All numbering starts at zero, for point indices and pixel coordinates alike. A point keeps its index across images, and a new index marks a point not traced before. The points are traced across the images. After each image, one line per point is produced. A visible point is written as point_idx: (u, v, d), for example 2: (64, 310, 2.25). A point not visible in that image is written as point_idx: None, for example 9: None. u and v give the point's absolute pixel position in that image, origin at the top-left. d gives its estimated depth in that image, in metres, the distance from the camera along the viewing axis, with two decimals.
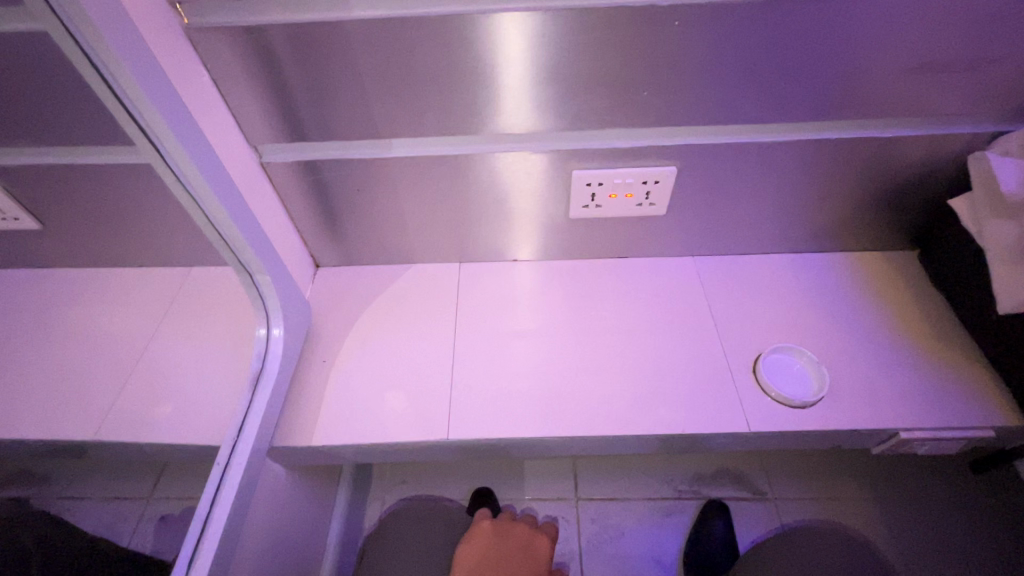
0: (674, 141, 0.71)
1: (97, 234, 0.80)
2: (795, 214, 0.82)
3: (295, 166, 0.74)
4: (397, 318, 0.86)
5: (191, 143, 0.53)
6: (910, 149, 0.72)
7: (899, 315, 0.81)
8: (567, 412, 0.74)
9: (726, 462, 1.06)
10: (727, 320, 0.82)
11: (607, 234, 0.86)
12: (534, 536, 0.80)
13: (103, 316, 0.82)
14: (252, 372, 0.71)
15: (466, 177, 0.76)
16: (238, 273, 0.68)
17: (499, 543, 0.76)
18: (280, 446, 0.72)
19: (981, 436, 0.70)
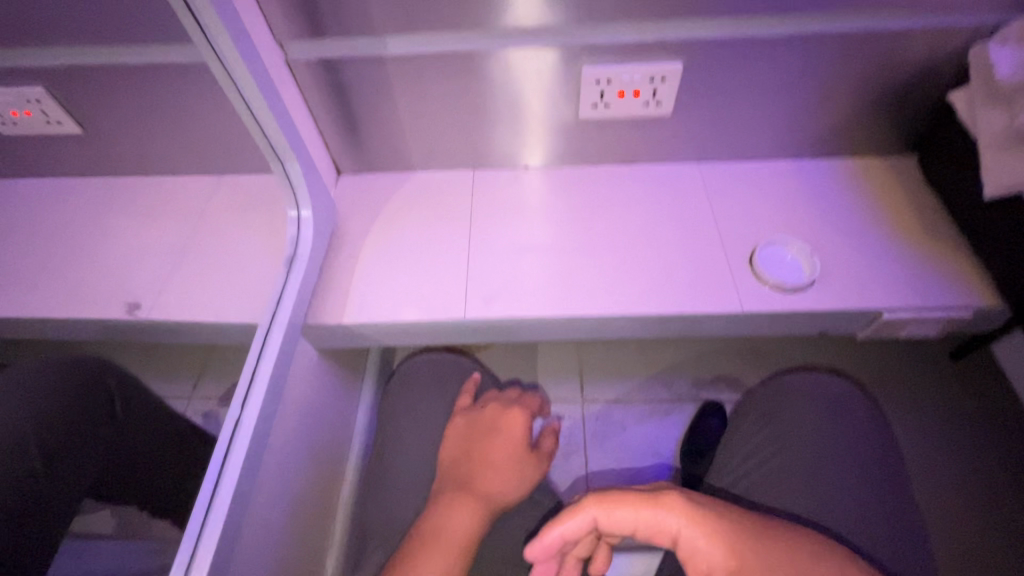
0: (680, 36, 0.73)
1: (132, 139, 0.85)
2: (798, 116, 0.85)
3: (316, 64, 0.78)
4: (416, 217, 0.91)
5: (228, 19, 0.56)
6: (915, 43, 0.74)
7: (891, 212, 0.85)
8: (574, 296, 0.81)
9: (724, 368, 1.11)
10: (727, 217, 0.87)
11: (613, 137, 0.89)
12: (505, 413, 0.66)
13: (142, 220, 0.88)
14: (286, 254, 0.77)
15: (481, 73, 0.79)
16: (270, 161, 0.73)
17: (473, 437, 0.65)
18: (313, 323, 0.80)
19: (957, 315, 0.76)
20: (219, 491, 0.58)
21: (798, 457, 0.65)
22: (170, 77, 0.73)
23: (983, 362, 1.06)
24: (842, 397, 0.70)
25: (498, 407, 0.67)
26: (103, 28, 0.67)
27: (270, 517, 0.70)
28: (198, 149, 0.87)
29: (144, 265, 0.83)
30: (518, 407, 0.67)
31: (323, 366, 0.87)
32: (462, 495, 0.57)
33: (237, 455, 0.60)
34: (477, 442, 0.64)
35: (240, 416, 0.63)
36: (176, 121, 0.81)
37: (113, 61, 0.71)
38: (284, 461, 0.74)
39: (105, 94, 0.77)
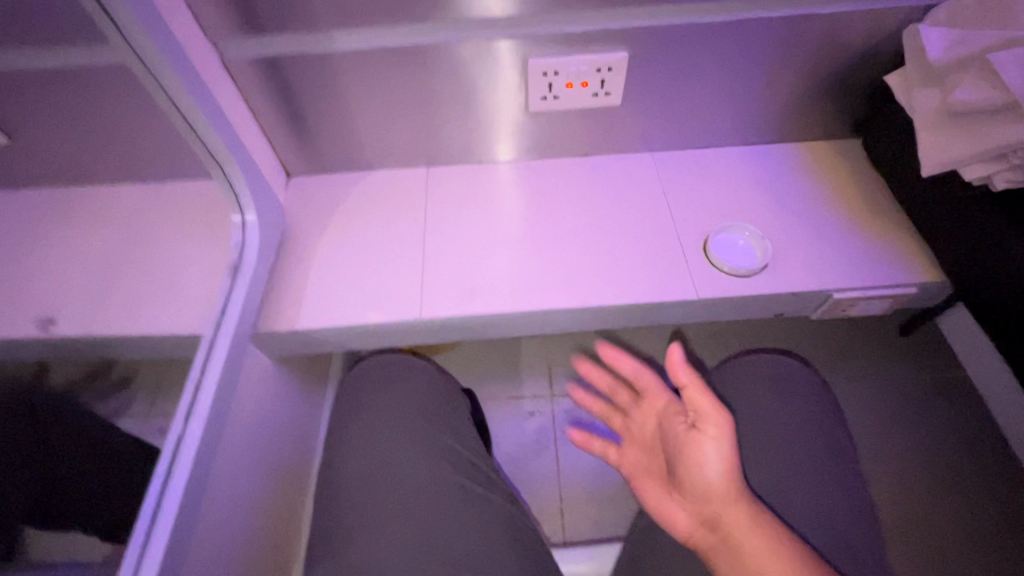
0: (624, 25, 0.73)
1: (60, 147, 0.81)
2: (745, 103, 0.86)
3: (255, 63, 0.75)
4: (368, 217, 0.89)
5: (148, 18, 0.54)
6: (851, 27, 0.75)
7: (838, 194, 0.87)
8: (531, 291, 0.80)
9: (688, 356, 1.13)
10: (680, 205, 0.87)
11: (566, 128, 0.89)
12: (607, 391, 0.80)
13: (72, 233, 0.83)
14: (232, 260, 0.75)
15: (426, 68, 0.78)
16: (209, 165, 0.70)
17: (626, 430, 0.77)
18: (263, 331, 0.77)
19: (901, 291, 0.79)
20: (160, 513, 0.56)
21: (750, 440, 0.66)
22: (95, 80, 0.70)
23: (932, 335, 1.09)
24: (792, 379, 0.70)
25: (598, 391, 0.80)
26: (16, 30, 0.63)
27: (223, 533, 0.68)
28: (133, 155, 0.83)
29: (77, 279, 0.79)
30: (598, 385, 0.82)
31: (280, 374, 0.85)
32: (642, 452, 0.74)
33: (180, 474, 0.58)
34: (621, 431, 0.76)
35: (183, 432, 0.61)
36: (108, 127, 0.77)
37: (29, 64, 0.67)
38: (238, 474, 0.72)
39: (25, 100, 0.72)
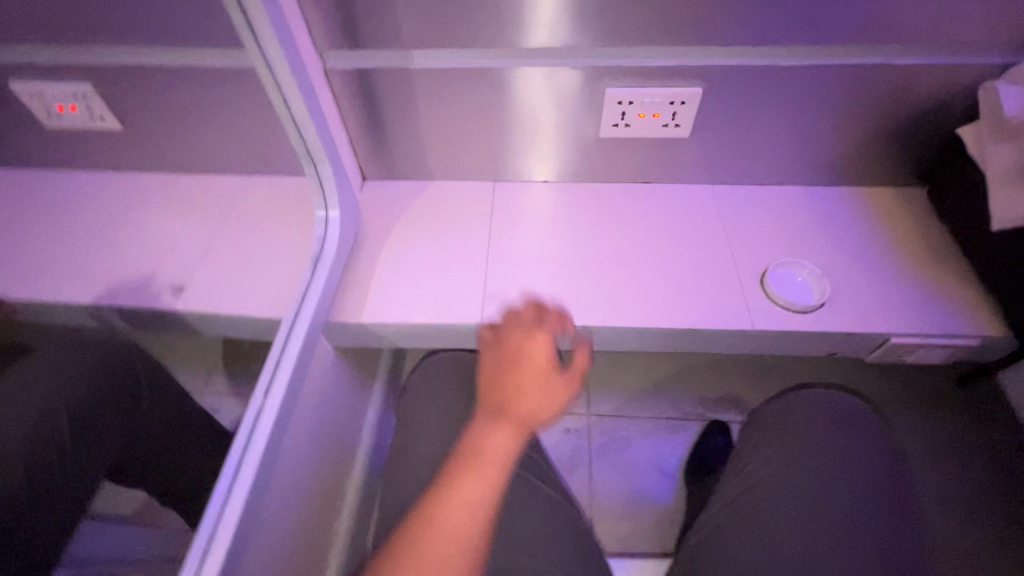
0: (701, 62, 0.77)
1: (168, 138, 0.89)
2: (810, 144, 0.88)
3: (352, 74, 0.81)
4: (436, 224, 0.94)
5: (279, 28, 0.60)
6: (925, 80, 0.77)
7: (899, 240, 0.87)
8: (588, 307, 0.83)
9: (730, 390, 1.12)
10: (739, 237, 0.89)
11: (632, 155, 0.92)
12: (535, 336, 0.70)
13: (167, 217, 0.91)
14: (313, 252, 0.80)
15: (507, 89, 0.82)
16: (304, 163, 0.76)
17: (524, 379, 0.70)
18: (334, 321, 0.82)
19: (964, 341, 0.78)
20: (240, 475, 0.59)
21: (806, 472, 0.65)
22: (213, 79, 0.77)
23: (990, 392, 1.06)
24: (849, 416, 0.70)
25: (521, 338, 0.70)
26: (156, 30, 0.71)
27: (279, 508, 0.71)
28: (229, 150, 0.90)
29: (169, 257, 0.86)
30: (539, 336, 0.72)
31: (340, 364, 0.89)
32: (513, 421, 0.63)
33: (258, 444, 0.62)
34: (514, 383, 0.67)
35: (261, 406, 0.65)
36: (214, 122, 0.85)
37: (161, 61, 0.75)
38: (297, 454, 0.75)
39: (149, 92, 0.80)
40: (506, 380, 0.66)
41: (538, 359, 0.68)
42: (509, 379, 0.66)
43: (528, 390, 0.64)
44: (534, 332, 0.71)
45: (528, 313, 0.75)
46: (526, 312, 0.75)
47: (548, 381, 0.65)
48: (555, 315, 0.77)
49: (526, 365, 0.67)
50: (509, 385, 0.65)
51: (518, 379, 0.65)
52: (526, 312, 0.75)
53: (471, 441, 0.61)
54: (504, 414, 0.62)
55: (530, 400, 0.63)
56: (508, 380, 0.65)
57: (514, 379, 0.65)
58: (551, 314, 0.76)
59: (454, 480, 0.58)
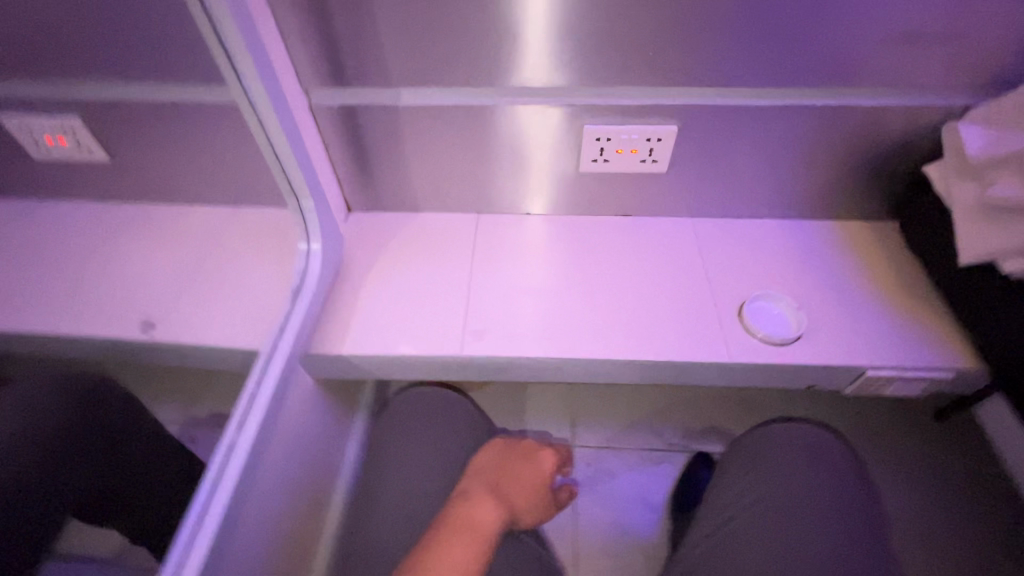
0: (676, 102, 0.80)
1: (154, 170, 0.90)
2: (784, 180, 0.90)
3: (337, 110, 0.83)
4: (419, 255, 0.95)
5: (262, 69, 0.62)
6: (891, 119, 0.80)
7: (874, 273, 0.89)
8: (568, 339, 0.83)
9: (715, 421, 1.12)
10: (717, 269, 0.91)
11: (611, 189, 0.94)
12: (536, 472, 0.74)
13: (150, 248, 0.91)
14: (294, 283, 0.80)
15: (489, 126, 0.85)
16: (287, 196, 0.77)
17: (503, 459, 0.72)
18: (313, 352, 0.81)
19: (939, 373, 0.79)
20: (208, 512, 0.58)
21: (786, 508, 0.65)
22: (200, 113, 0.79)
23: (971, 423, 1.07)
24: (825, 448, 0.70)
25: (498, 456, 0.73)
26: (145, 68, 0.73)
27: (249, 546, 0.69)
28: (215, 182, 0.91)
29: (151, 288, 0.86)
30: (541, 454, 0.75)
31: (319, 395, 0.88)
32: (486, 497, 0.64)
33: (228, 480, 0.60)
34: (497, 475, 0.70)
35: (234, 440, 0.64)
36: (200, 156, 0.86)
37: (148, 96, 0.77)
38: (271, 489, 0.74)
39: (136, 126, 0.82)
40: (502, 471, 0.71)
41: (527, 480, 0.72)
42: (502, 466, 0.72)
43: (519, 492, 0.70)
44: (527, 462, 0.74)
45: (525, 443, 0.77)
46: (529, 443, 0.77)
47: (535, 495, 0.72)
48: (552, 450, 0.78)
49: (521, 472, 0.72)
50: (506, 474, 0.71)
51: (516, 477, 0.71)
52: (524, 441, 0.77)
53: (461, 501, 0.62)
54: (497, 497, 0.65)
55: (517, 497, 0.69)
56: (501, 466, 0.71)
57: (511, 472, 0.71)
58: (539, 444, 0.77)
59: (444, 536, 0.57)
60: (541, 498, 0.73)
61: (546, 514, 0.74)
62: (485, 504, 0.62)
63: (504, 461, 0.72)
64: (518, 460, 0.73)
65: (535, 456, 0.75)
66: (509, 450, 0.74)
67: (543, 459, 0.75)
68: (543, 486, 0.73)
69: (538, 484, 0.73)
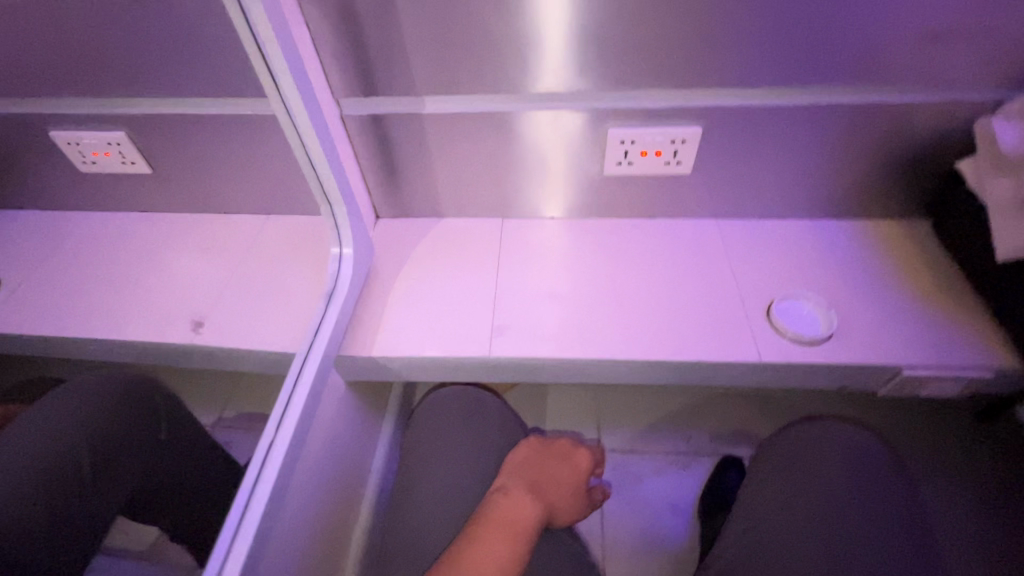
0: (700, 103, 0.80)
1: (192, 180, 0.94)
2: (811, 179, 0.90)
3: (367, 118, 0.86)
4: (446, 259, 0.97)
5: (300, 80, 0.65)
6: (921, 115, 0.79)
7: (907, 272, 0.88)
8: (595, 341, 0.84)
9: (744, 424, 1.11)
10: (744, 270, 0.90)
11: (635, 191, 0.95)
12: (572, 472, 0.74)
13: (189, 256, 0.95)
14: (327, 288, 0.83)
15: (515, 132, 0.86)
16: (320, 203, 0.80)
17: (539, 457, 0.73)
18: (345, 355, 0.83)
19: (978, 373, 0.77)
20: (250, 508, 0.60)
21: (820, 510, 0.64)
22: (237, 125, 0.82)
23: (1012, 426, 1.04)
24: (862, 449, 0.69)
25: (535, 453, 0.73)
26: (187, 83, 0.76)
27: (285, 545, 0.71)
28: (250, 191, 0.95)
29: (189, 294, 0.90)
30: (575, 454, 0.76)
31: (350, 397, 0.90)
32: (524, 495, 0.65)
33: (268, 479, 0.62)
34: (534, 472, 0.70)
35: (273, 438, 0.66)
36: (236, 166, 0.90)
37: (189, 110, 0.80)
38: (306, 488, 0.76)
39: (177, 139, 0.86)
40: (542, 470, 0.71)
41: (564, 480, 0.73)
42: (541, 466, 0.72)
43: (558, 491, 0.71)
44: (564, 461, 0.75)
45: (562, 443, 0.77)
46: (565, 442, 0.78)
47: (573, 494, 0.72)
48: (585, 450, 0.78)
49: (559, 471, 0.73)
50: (543, 472, 0.71)
51: (552, 477, 0.71)
52: (560, 441, 0.77)
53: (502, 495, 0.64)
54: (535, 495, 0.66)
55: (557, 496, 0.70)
56: (541, 465, 0.72)
57: (548, 472, 0.72)
58: (574, 444, 0.78)
59: (488, 529, 0.58)
60: (578, 498, 0.73)
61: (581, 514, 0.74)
62: (523, 502, 0.63)
63: (541, 459, 0.73)
64: (555, 459, 0.74)
65: (570, 456, 0.76)
66: (545, 448, 0.75)
67: (578, 460, 0.76)
68: (580, 485, 0.74)
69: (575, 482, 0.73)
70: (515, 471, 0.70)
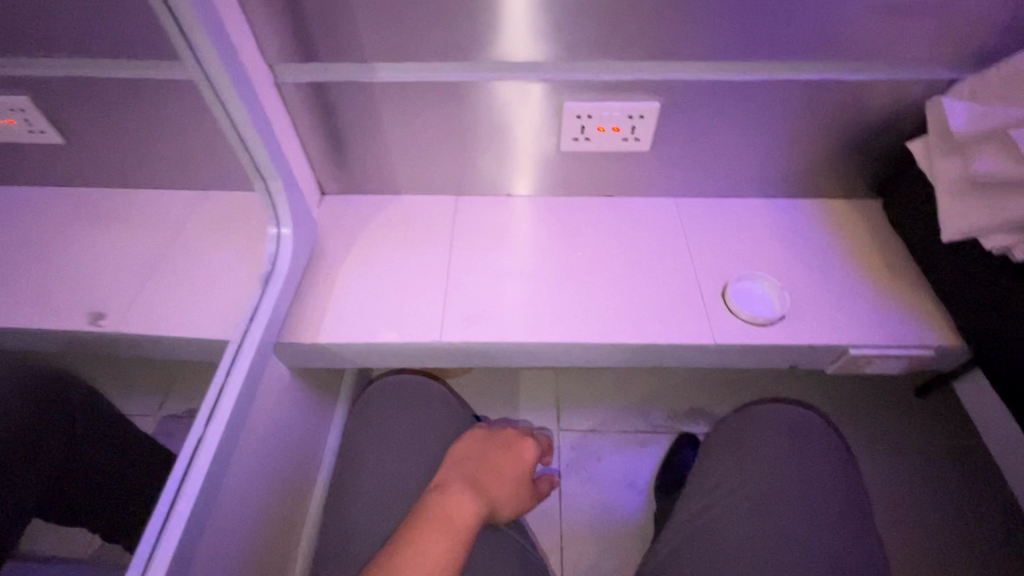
0: (659, 77, 0.77)
1: (112, 151, 0.85)
2: (768, 158, 0.89)
3: (306, 86, 0.79)
4: (397, 238, 0.92)
5: (220, 42, 0.58)
6: (876, 95, 0.78)
7: (858, 253, 0.88)
8: (551, 323, 0.82)
9: (700, 402, 1.12)
10: (701, 250, 0.89)
11: (593, 169, 0.92)
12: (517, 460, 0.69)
13: (111, 236, 0.87)
14: (264, 270, 0.77)
15: (466, 104, 0.81)
16: (253, 179, 0.74)
17: (480, 451, 0.68)
18: (286, 341, 0.79)
19: (920, 351, 0.79)
20: (175, 511, 0.56)
21: (761, 488, 0.64)
22: (156, 91, 0.74)
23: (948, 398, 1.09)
24: (807, 429, 0.70)
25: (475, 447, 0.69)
26: (93, 42, 0.68)
27: (223, 541, 0.68)
28: (179, 164, 0.87)
29: (113, 277, 0.82)
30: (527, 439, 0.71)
31: (295, 385, 0.86)
32: (460, 493, 0.60)
33: (196, 478, 0.58)
34: (473, 467, 0.66)
35: (203, 434, 0.62)
36: (160, 136, 0.82)
37: (99, 73, 0.72)
38: (246, 482, 0.73)
39: (88, 105, 0.77)
40: (484, 467, 0.66)
41: (507, 473, 0.67)
42: (484, 461, 0.67)
43: (500, 486, 0.66)
44: (507, 451, 0.69)
45: (506, 433, 0.71)
46: (513, 433, 0.72)
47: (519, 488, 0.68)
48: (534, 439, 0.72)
49: (504, 466, 0.68)
50: (482, 467, 0.66)
51: (493, 470, 0.67)
52: (504, 430, 0.71)
53: (440, 498, 0.59)
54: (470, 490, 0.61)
55: (500, 494, 0.65)
56: (484, 461, 0.67)
57: (489, 465, 0.67)
58: (520, 433, 0.71)
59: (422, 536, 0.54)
60: (525, 492, 0.69)
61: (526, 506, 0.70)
62: (457, 501, 0.59)
63: (481, 452, 0.68)
64: (497, 451, 0.69)
65: (518, 448, 0.70)
66: (487, 440, 0.70)
67: (523, 450, 0.70)
68: (527, 479, 0.69)
69: (522, 477, 0.68)
70: (454, 466, 0.66)
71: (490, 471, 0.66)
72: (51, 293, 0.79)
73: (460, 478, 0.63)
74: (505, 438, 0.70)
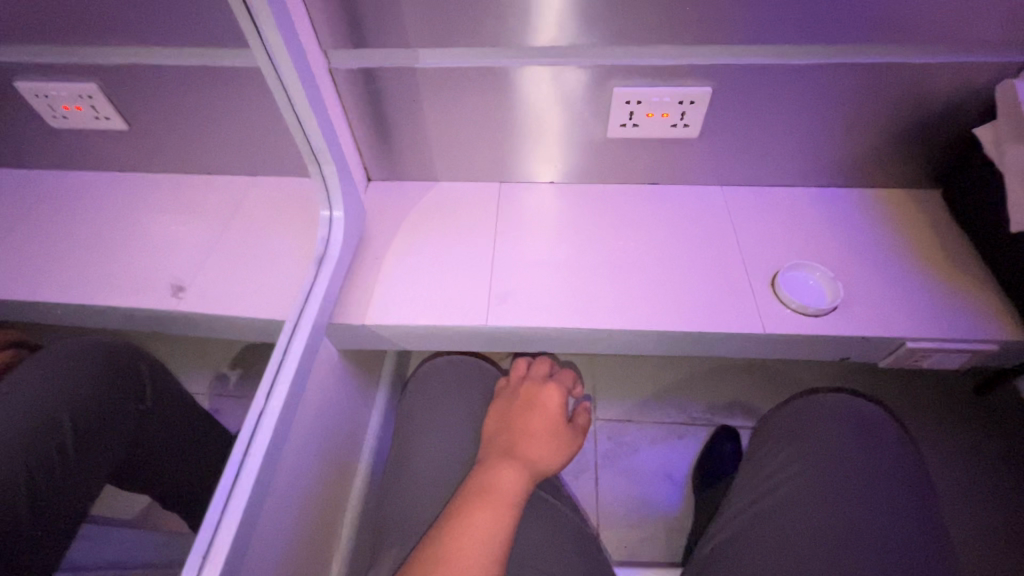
0: (712, 62, 0.75)
1: (171, 137, 0.88)
2: (822, 145, 0.86)
3: (357, 72, 0.80)
4: (441, 224, 0.93)
5: (285, 28, 0.59)
6: (942, 79, 0.75)
7: (914, 243, 0.86)
8: (597, 309, 0.81)
9: (739, 394, 1.11)
10: (749, 239, 0.88)
11: (638, 156, 0.91)
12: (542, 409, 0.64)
13: (170, 219, 0.91)
14: (317, 252, 0.79)
15: (514, 90, 0.81)
16: (308, 162, 0.75)
17: (506, 419, 0.65)
18: (337, 323, 0.81)
19: (981, 346, 0.77)
20: (240, 479, 0.58)
21: (820, 480, 0.63)
22: (216, 78, 0.76)
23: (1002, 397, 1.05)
24: (865, 424, 0.68)
25: (502, 418, 0.66)
26: (159, 30, 0.70)
27: (278, 514, 0.70)
28: (233, 149, 0.90)
29: (172, 257, 0.86)
30: (548, 385, 0.67)
31: (342, 366, 0.88)
32: (495, 462, 0.58)
33: (259, 448, 0.60)
34: (503, 436, 0.62)
35: (264, 407, 0.64)
36: (218, 122, 0.84)
37: (164, 60, 0.74)
38: (298, 458, 0.75)
39: (152, 92, 0.80)
40: (511, 430, 0.63)
41: (538, 427, 0.62)
42: (511, 424, 0.64)
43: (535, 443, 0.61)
44: (529, 405, 0.65)
45: (525, 387, 0.68)
46: (524, 387, 0.68)
47: (556, 431, 0.62)
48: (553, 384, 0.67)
49: (531, 419, 0.63)
50: (512, 432, 0.62)
51: (523, 431, 0.62)
52: (522, 386, 0.68)
53: (481, 475, 0.56)
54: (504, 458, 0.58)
55: (536, 445, 0.60)
56: (509, 425, 0.64)
57: (517, 428, 0.63)
58: (539, 384, 0.68)
59: (462, 514, 0.52)
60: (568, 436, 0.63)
61: (583, 440, 0.65)
62: (493, 471, 0.56)
63: (508, 419, 0.65)
64: (520, 411, 0.65)
65: (534, 398, 0.66)
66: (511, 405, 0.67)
67: (545, 399, 0.65)
68: (561, 422, 0.63)
69: (554, 423, 0.63)
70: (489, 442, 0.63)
71: (520, 431, 0.62)
72: (116, 272, 0.83)
73: (495, 450, 0.61)
74: (526, 393, 0.67)
